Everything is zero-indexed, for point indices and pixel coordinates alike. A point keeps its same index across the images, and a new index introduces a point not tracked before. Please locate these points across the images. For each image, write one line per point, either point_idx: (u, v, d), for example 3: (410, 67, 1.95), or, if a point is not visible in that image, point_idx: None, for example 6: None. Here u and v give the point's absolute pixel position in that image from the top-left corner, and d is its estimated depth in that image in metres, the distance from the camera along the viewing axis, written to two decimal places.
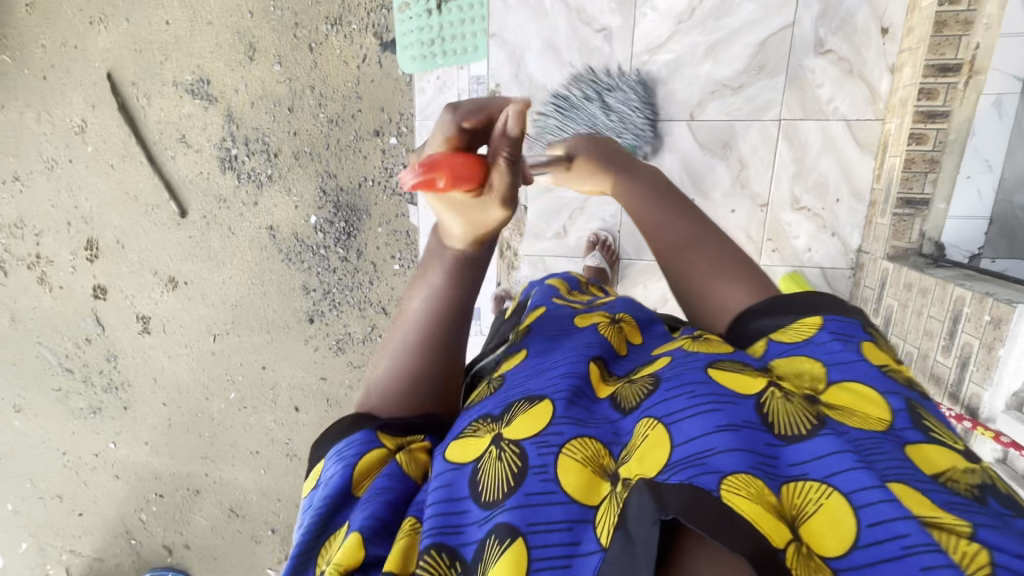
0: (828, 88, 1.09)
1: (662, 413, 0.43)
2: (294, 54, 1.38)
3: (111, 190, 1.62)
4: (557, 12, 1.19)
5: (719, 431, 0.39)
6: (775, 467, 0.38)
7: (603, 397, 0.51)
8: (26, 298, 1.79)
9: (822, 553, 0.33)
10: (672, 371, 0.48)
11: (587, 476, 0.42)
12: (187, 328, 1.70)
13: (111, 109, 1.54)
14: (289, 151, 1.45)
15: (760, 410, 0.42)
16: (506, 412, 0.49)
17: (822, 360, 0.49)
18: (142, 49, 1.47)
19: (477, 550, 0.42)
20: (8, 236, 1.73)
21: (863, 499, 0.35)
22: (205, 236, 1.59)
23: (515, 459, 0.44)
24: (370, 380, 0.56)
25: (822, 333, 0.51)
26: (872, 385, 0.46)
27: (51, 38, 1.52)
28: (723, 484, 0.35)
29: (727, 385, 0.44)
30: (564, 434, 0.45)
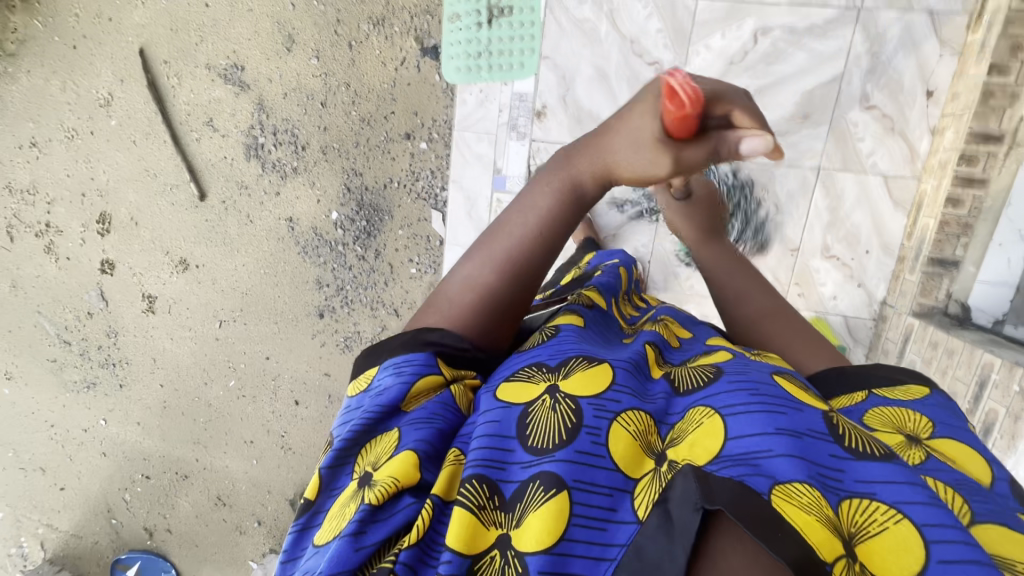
0: (869, 142, 1.10)
1: (719, 405, 0.52)
2: (333, 51, 1.38)
3: (130, 166, 1.61)
4: (611, 41, 1.20)
5: (777, 434, 0.47)
6: (839, 483, 0.46)
7: (658, 377, 0.61)
8: (30, 265, 1.76)
9: (885, 573, 0.42)
10: (734, 368, 0.58)
11: (633, 449, 0.51)
12: (193, 311, 1.69)
13: (140, 85, 1.53)
14: (317, 145, 1.45)
15: (833, 427, 0.50)
16: (563, 366, 0.58)
17: (931, 419, 0.57)
18: (178, 28, 1.46)
19: (519, 488, 0.49)
20: (18, 202, 1.71)
21: (932, 534, 0.42)
22: (222, 221, 1.58)
23: (571, 414, 0.52)
24: (457, 278, 0.66)
25: (927, 400, 0.59)
26: (970, 450, 0.55)
27: (86, 9, 1.51)
28: (775, 489, 0.43)
29: (791, 395, 0.53)
30: (621, 403, 0.54)
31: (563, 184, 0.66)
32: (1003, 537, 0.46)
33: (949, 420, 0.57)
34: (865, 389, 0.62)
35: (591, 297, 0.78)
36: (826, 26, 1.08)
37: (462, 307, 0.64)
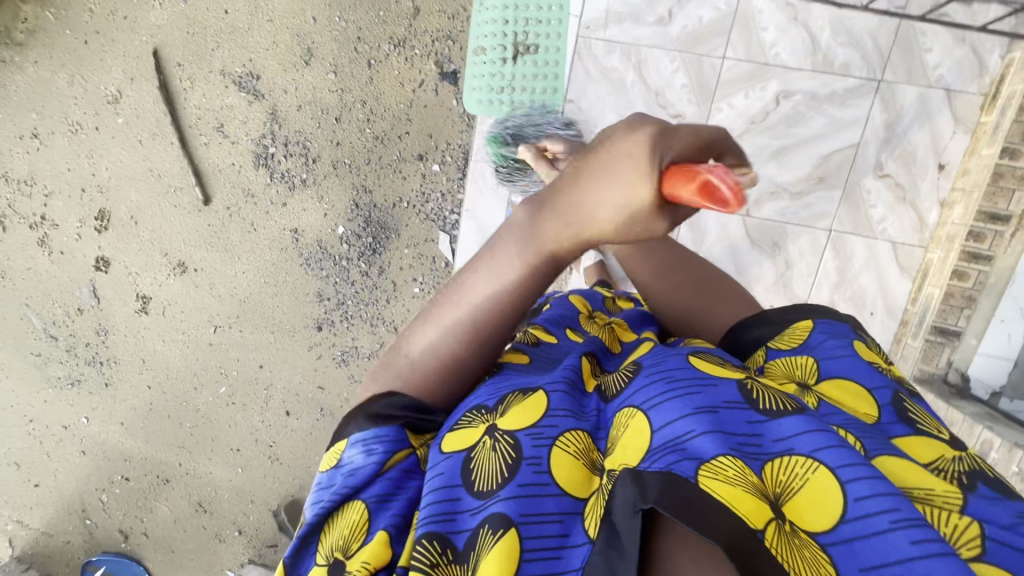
0: (881, 209, 1.12)
1: (642, 401, 0.50)
2: (352, 67, 1.38)
3: (134, 165, 1.58)
4: (637, 91, 1.15)
5: (696, 414, 0.46)
6: (758, 448, 0.45)
7: (591, 391, 0.59)
8: (21, 257, 1.72)
9: (811, 529, 0.40)
10: (653, 360, 0.56)
11: (577, 473, 0.49)
12: (187, 315, 1.67)
13: (150, 85, 1.51)
14: (328, 159, 1.44)
15: (745, 393, 0.49)
16: (500, 404, 0.56)
17: (816, 358, 0.60)
18: (195, 32, 1.45)
19: (470, 537, 0.48)
20: (14, 191, 1.67)
21: (846, 474, 0.41)
22: (225, 227, 1.56)
23: (510, 449, 0.51)
24: (414, 355, 0.62)
25: (814, 337, 0.63)
26: (863, 383, 0.57)
27: (101, 5, 1.50)
28: (701, 470, 0.41)
29: (705, 371, 0.52)
30: (558, 426, 0.52)
31: (538, 252, 0.57)
32: (903, 464, 0.46)
33: (839, 354, 0.59)
34: (761, 347, 0.65)
35: (537, 334, 0.73)
36: (846, 94, 1.09)
37: (424, 375, 0.61)
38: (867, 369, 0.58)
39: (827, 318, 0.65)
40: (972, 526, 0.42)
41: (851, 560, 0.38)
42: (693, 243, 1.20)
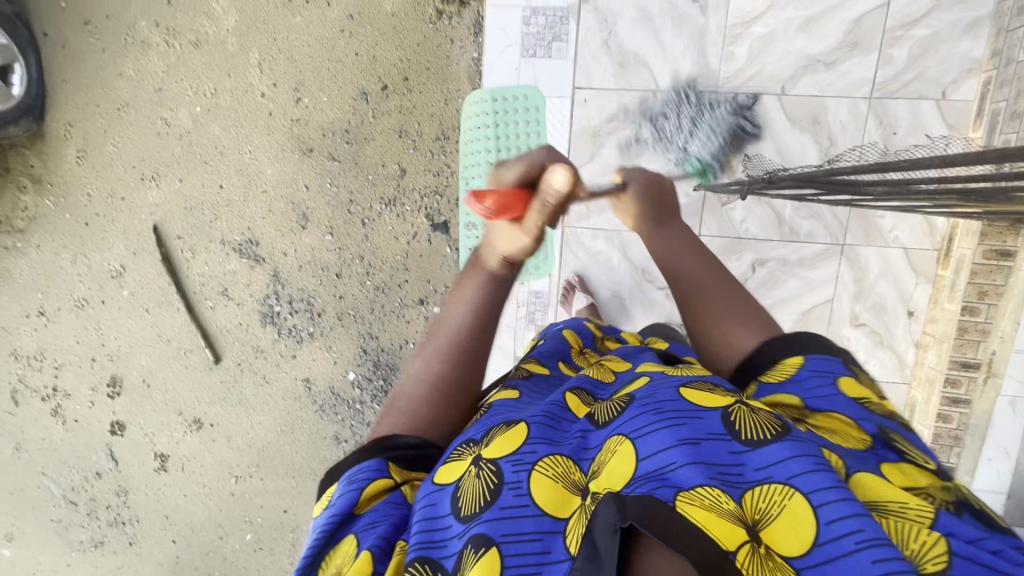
0: (862, 354, 1.22)
1: (630, 429, 0.52)
2: (347, 227, 1.45)
3: (143, 332, 1.63)
4: (625, 269, 1.28)
5: (679, 444, 0.48)
6: (739, 477, 0.47)
7: (581, 416, 0.60)
8: (35, 429, 1.75)
9: (782, 553, 0.42)
10: (647, 391, 0.57)
11: (559, 494, 0.51)
12: (207, 468, 1.69)
13: (152, 257, 1.57)
14: (332, 312, 1.50)
15: (729, 420, 0.51)
16: (485, 435, 0.58)
17: (800, 396, 0.61)
18: (192, 207, 1.52)
19: (455, 561, 0.49)
20: (24, 366, 1.70)
21: (820, 499, 0.43)
22: (238, 382, 1.61)
23: (492, 476, 0.53)
24: (416, 378, 0.69)
25: (802, 371, 0.63)
26: (846, 415, 0.58)
27: (98, 189, 1.55)
28: (679, 497, 0.44)
29: (696, 402, 0.53)
30: (537, 452, 0.54)
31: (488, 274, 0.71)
32: (878, 482, 0.49)
33: (828, 392, 0.60)
34: (755, 380, 0.66)
35: (531, 366, 0.76)
36: (814, 258, 1.19)
37: (411, 406, 0.67)
38: (846, 399, 0.59)
39: (823, 352, 0.65)
40: (938, 541, 0.44)
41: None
42: None
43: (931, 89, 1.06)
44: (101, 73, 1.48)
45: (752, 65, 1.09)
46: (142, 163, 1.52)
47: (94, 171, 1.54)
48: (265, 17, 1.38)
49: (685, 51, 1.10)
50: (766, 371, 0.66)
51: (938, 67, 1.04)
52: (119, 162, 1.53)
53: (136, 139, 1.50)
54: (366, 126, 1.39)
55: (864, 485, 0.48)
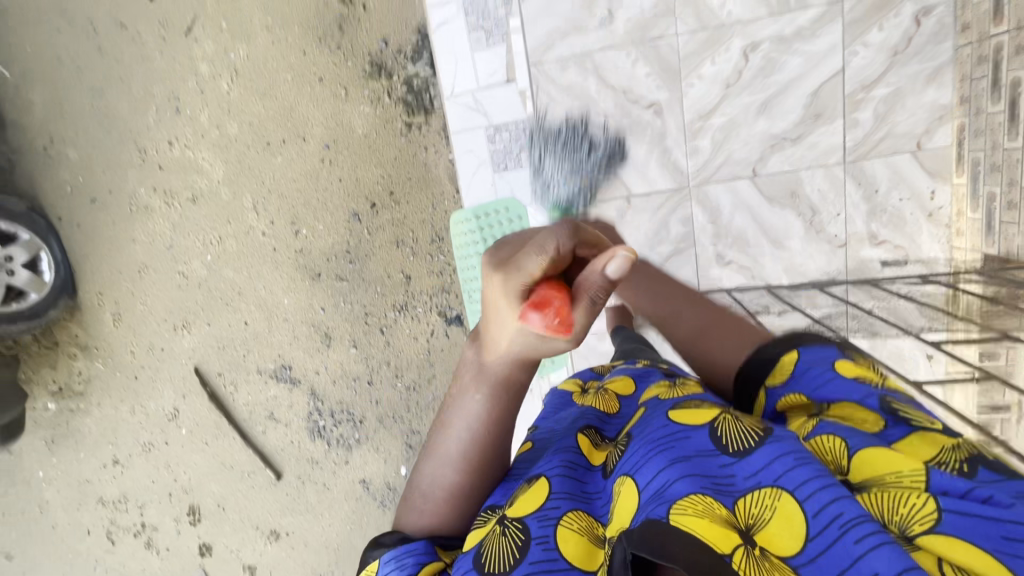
0: None
1: (631, 470, 0.49)
2: (368, 337, 1.52)
3: (208, 463, 1.75)
4: None
5: (672, 465, 0.46)
6: (730, 486, 0.44)
7: (597, 466, 0.57)
8: (134, 561, 1.89)
9: (781, 553, 0.38)
10: (640, 426, 0.55)
11: (586, 549, 0.48)
12: (292, 572, 1.81)
13: (201, 396, 1.68)
14: (373, 416, 1.58)
15: (715, 435, 0.48)
16: (510, 498, 0.56)
17: (806, 391, 0.53)
18: (225, 346, 1.61)
19: None
20: (112, 510, 1.84)
21: (805, 492, 0.40)
22: (301, 492, 1.71)
23: (519, 533, 0.51)
24: (431, 482, 0.61)
25: (804, 365, 0.55)
26: (851, 396, 0.50)
27: (139, 344, 1.66)
28: (673, 509, 0.41)
29: (684, 421, 0.51)
30: (561, 506, 0.52)
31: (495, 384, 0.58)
32: (885, 455, 0.44)
33: (827, 378, 0.52)
34: (760, 388, 0.58)
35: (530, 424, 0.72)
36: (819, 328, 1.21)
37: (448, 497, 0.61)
38: (847, 380, 0.51)
39: (816, 343, 0.57)
40: (928, 500, 0.39)
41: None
42: None
43: (906, 141, 1.07)
44: (117, 241, 1.58)
45: (719, 152, 1.14)
46: (172, 314, 1.62)
47: (131, 330, 1.65)
48: (251, 163, 1.46)
49: (650, 153, 1.15)
50: (766, 373, 0.58)
51: (906, 121, 1.06)
52: (152, 317, 1.64)
53: (162, 294, 1.60)
54: (365, 243, 1.46)
55: (867, 468, 0.43)
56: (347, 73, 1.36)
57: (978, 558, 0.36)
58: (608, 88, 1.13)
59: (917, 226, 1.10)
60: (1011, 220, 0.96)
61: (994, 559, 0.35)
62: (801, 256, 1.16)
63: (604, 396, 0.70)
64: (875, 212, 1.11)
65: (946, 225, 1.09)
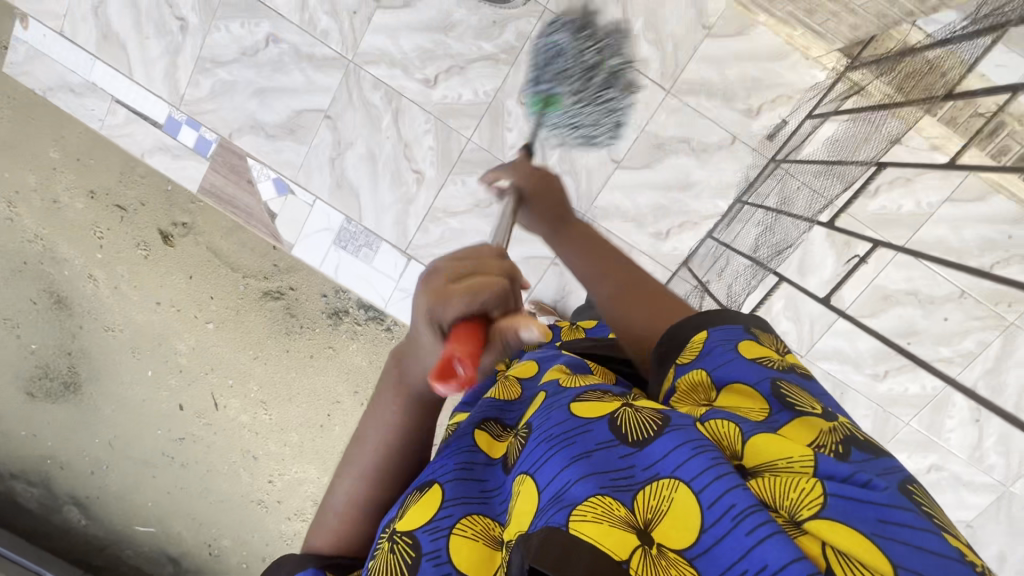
0: (907, 202, 1.23)
1: (530, 466, 0.49)
2: None
3: None
4: None
5: (573, 463, 0.45)
6: (631, 478, 0.44)
7: (496, 459, 0.55)
8: None
9: (674, 546, 0.39)
10: (540, 419, 0.53)
11: (479, 558, 0.46)
12: None
13: None
14: None
15: (614, 424, 0.48)
16: (404, 509, 0.54)
17: (706, 369, 0.56)
18: None
19: None
20: None
21: (699, 483, 0.41)
22: None
23: (409, 549, 0.48)
24: (338, 505, 0.60)
25: (710, 345, 0.58)
26: (747, 378, 0.54)
27: None
28: (572, 516, 0.41)
29: (585, 416, 0.50)
30: (454, 514, 0.49)
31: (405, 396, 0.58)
32: (775, 441, 0.45)
33: (727, 360, 0.56)
34: (670, 366, 0.60)
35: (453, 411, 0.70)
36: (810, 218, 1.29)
37: (346, 527, 0.59)
38: (748, 364, 0.55)
39: (723, 323, 0.61)
40: (817, 484, 0.41)
41: (714, 567, 0.37)
42: (849, 338, 1.32)
43: (695, 34, 1.25)
44: None
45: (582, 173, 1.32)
46: None
47: None
48: (326, 447, 1.65)
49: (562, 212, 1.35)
50: (676, 353, 0.61)
51: (676, 23, 1.24)
52: None
53: None
54: None
55: (756, 450, 0.45)
56: (323, 335, 1.55)
57: (856, 542, 0.37)
58: (465, 214, 1.42)
59: (771, 72, 1.26)
60: (822, 19, 1.12)
61: (869, 543, 0.37)
62: (713, 176, 1.31)
63: (506, 383, 0.67)
64: (731, 96, 1.28)
65: (794, 51, 1.25)
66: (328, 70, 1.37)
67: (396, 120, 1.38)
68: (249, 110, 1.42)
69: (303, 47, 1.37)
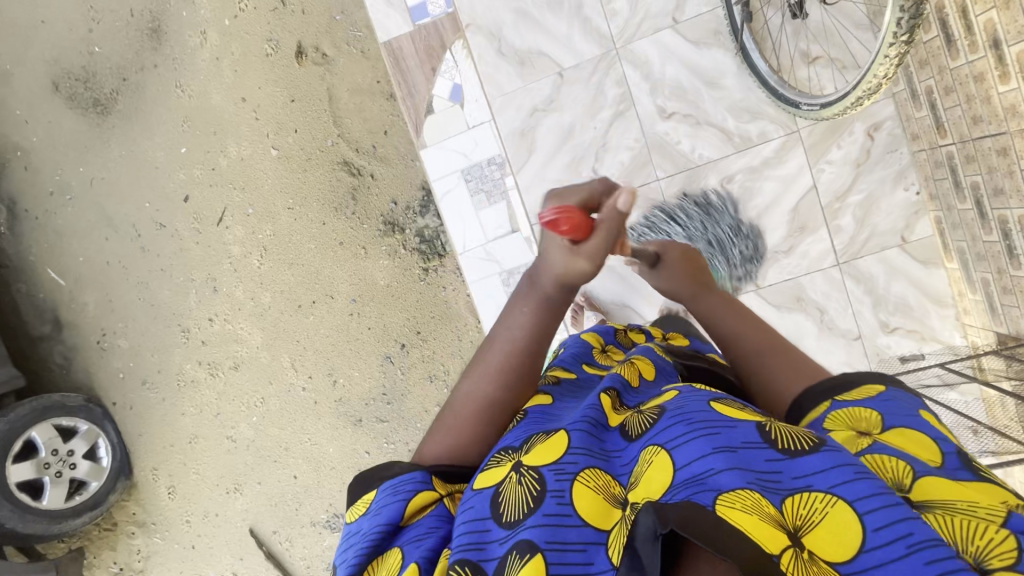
0: None
1: (664, 439, 0.46)
2: None
3: None
4: None
5: (715, 452, 0.43)
6: (776, 482, 0.41)
7: (613, 426, 0.54)
8: None
9: (827, 559, 0.37)
10: (676, 402, 0.51)
11: (600, 506, 0.46)
12: None
13: (258, 556, 1.67)
14: None
15: (765, 430, 0.45)
16: (526, 443, 0.54)
17: (877, 409, 0.51)
18: (278, 502, 1.64)
19: (498, 564, 0.45)
20: None
21: (864, 507, 0.38)
22: None
23: (535, 483, 0.49)
24: (464, 402, 0.63)
25: (885, 393, 0.52)
26: (927, 431, 0.48)
27: (194, 513, 1.68)
28: (718, 500, 0.39)
29: (726, 414, 0.47)
30: (579, 462, 0.50)
31: (539, 303, 0.66)
32: (952, 488, 0.43)
33: (909, 413, 0.50)
34: (826, 398, 0.54)
35: (557, 372, 0.70)
36: None
37: (462, 420, 0.62)
38: (932, 423, 0.49)
39: (900, 385, 0.54)
40: (1008, 536, 0.38)
41: None
42: None
43: (890, 236, 1.07)
44: (169, 416, 1.66)
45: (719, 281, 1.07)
46: (224, 478, 1.66)
47: (187, 500, 1.67)
48: (286, 326, 1.56)
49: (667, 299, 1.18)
50: (837, 389, 0.54)
51: (885, 220, 1.06)
52: (204, 483, 1.67)
53: (212, 463, 1.66)
54: (400, 384, 1.53)
55: (929, 490, 0.43)
56: (365, 234, 1.49)
57: None
58: None
59: (924, 309, 1.07)
60: (1012, 304, 0.92)
61: None
62: (820, 355, 1.09)
63: (627, 367, 0.66)
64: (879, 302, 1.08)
65: (954, 305, 1.05)
66: (592, 41, 1.10)
67: (611, 124, 1.11)
68: (501, 22, 1.11)
69: (585, 7, 1.09)
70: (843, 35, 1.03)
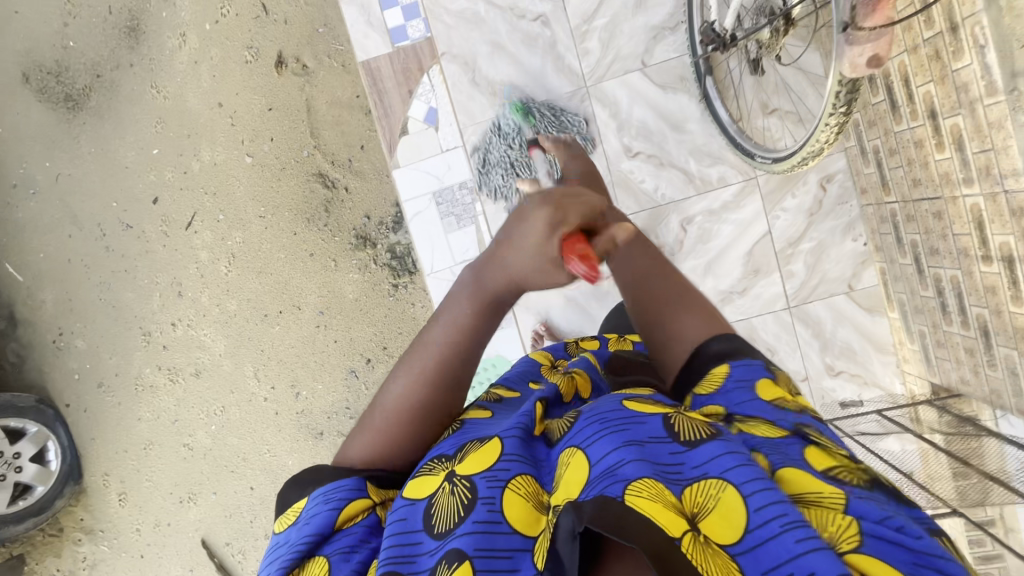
0: None
1: (581, 441, 0.49)
2: None
3: None
4: None
5: (627, 447, 0.46)
6: (679, 472, 0.44)
7: (542, 435, 0.56)
8: None
9: (720, 541, 0.40)
10: (594, 407, 0.54)
11: (528, 513, 0.48)
12: None
13: (208, 568, 1.63)
14: None
15: (669, 423, 0.49)
16: (459, 450, 0.56)
17: (725, 405, 0.54)
18: (232, 513, 1.61)
19: (428, 574, 0.47)
20: None
21: (750, 488, 0.41)
22: None
23: (466, 492, 0.50)
24: (393, 402, 0.62)
25: (728, 382, 0.55)
26: (766, 417, 0.52)
27: (144, 522, 1.63)
28: (628, 489, 0.41)
29: (639, 411, 0.51)
30: (511, 469, 0.51)
31: (482, 305, 0.61)
32: (802, 474, 0.45)
33: (747, 398, 0.53)
34: (688, 394, 0.58)
35: (501, 391, 0.70)
36: None
37: (390, 429, 0.61)
38: (766, 404, 0.53)
39: (743, 358, 0.57)
40: (851, 521, 0.42)
41: (755, 565, 0.38)
42: None
43: (839, 283, 1.11)
44: (125, 421, 1.62)
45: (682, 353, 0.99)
46: (178, 487, 1.62)
47: (138, 508, 1.63)
48: (250, 335, 1.55)
49: None
50: (697, 381, 0.58)
51: (836, 267, 1.11)
52: (157, 491, 1.63)
53: (167, 470, 1.62)
54: (363, 399, 1.53)
55: (788, 480, 0.45)
56: (336, 247, 1.49)
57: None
58: None
59: (867, 355, 1.11)
60: (943, 356, 0.98)
61: None
62: None
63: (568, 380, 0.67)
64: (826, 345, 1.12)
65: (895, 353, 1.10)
66: (564, 79, 1.12)
67: None
68: (476, 52, 1.13)
69: (558, 45, 1.12)
70: (801, 91, 1.08)
